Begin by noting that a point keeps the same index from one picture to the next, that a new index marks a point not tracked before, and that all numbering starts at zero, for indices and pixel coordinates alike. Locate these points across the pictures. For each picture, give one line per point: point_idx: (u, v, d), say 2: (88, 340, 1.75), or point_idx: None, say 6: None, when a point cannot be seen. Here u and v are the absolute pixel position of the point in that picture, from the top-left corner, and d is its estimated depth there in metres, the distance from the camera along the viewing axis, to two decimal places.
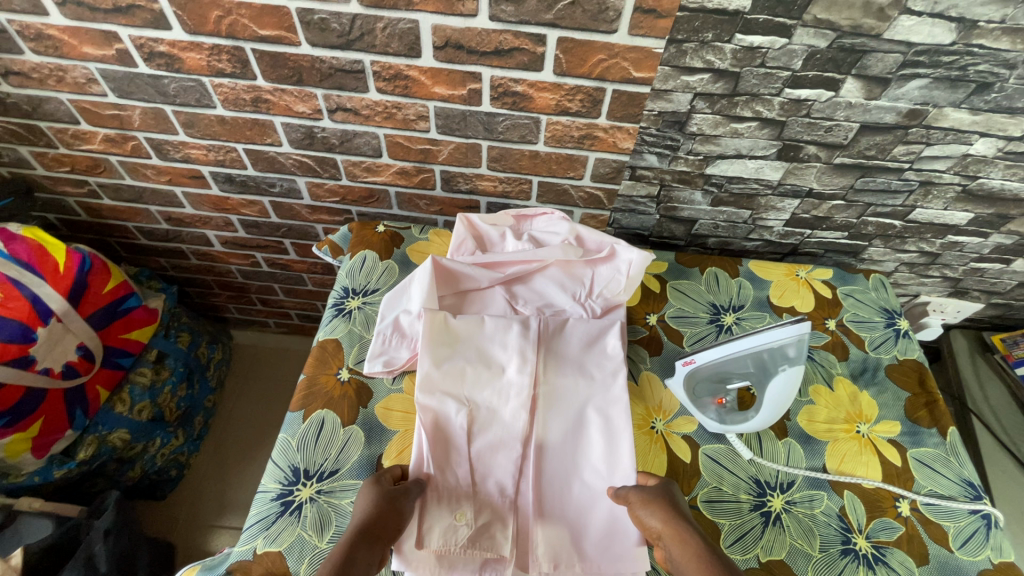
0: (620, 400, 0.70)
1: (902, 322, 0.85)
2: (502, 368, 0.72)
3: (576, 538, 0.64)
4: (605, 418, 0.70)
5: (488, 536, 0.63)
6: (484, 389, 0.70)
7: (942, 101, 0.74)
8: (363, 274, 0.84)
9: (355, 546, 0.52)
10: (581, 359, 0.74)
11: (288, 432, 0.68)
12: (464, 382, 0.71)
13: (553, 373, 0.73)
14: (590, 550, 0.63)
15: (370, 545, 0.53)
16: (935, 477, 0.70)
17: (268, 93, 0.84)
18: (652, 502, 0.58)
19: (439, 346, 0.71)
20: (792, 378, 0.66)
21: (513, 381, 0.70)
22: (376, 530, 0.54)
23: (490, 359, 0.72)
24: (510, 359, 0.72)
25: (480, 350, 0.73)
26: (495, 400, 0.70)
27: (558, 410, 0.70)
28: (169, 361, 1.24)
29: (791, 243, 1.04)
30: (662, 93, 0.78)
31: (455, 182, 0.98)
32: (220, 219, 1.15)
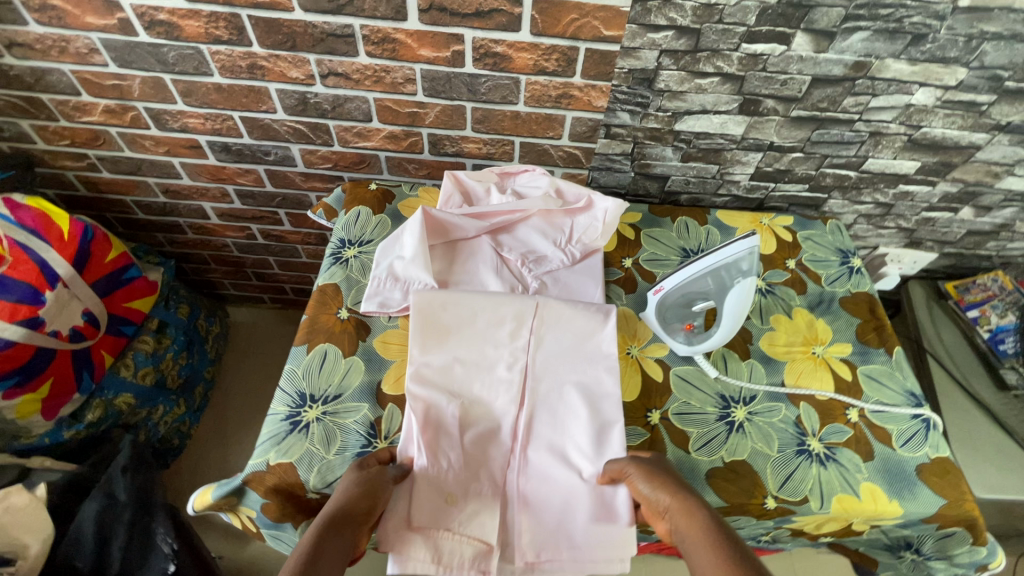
0: (611, 392, 0.72)
1: (855, 260, 0.93)
2: (493, 362, 0.74)
3: (563, 527, 0.66)
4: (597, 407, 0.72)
5: (478, 523, 0.65)
6: (475, 381, 0.73)
7: (883, 53, 0.82)
8: (358, 226, 0.89)
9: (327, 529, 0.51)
10: (575, 351, 0.75)
11: (293, 363, 0.74)
12: (455, 375, 0.73)
13: (544, 365, 0.75)
14: (578, 538, 0.65)
15: (339, 531, 0.52)
16: (882, 389, 0.78)
17: (263, 59, 0.90)
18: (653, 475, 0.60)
19: (431, 338, 0.73)
20: (746, 290, 0.74)
21: (503, 375, 0.73)
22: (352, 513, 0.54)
23: (481, 347, 0.74)
24: (502, 354, 0.74)
25: (472, 340, 0.74)
26: (487, 387, 0.73)
27: (546, 400, 0.73)
28: (169, 330, 1.29)
29: (757, 197, 1.11)
30: (630, 51, 0.84)
31: (442, 145, 1.04)
32: (217, 190, 1.19)
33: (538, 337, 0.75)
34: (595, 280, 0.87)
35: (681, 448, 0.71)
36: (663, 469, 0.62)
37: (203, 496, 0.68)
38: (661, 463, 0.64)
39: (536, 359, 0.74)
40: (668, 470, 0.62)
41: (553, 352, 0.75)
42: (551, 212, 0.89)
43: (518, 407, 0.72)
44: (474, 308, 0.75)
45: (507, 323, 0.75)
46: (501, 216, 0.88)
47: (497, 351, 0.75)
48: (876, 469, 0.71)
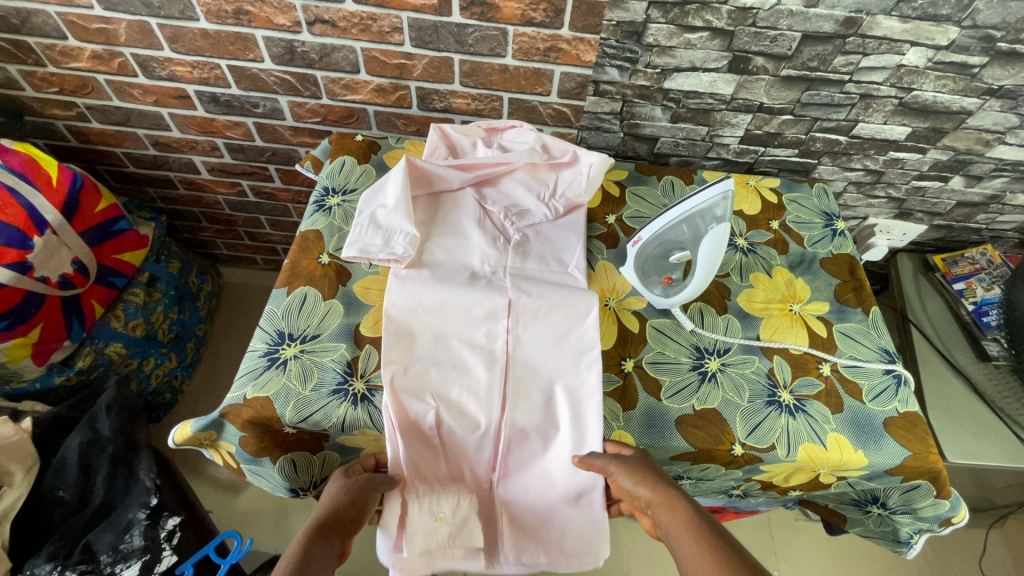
0: (591, 396, 0.70)
1: (839, 223, 0.93)
2: (470, 368, 0.72)
3: (540, 528, 0.69)
4: (576, 411, 0.70)
5: (466, 531, 0.66)
6: (453, 388, 0.70)
7: (874, 9, 0.81)
8: (343, 175, 0.90)
9: (312, 540, 0.54)
10: (554, 354, 0.73)
11: (274, 303, 0.75)
12: (432, 381, 0.70)
13: (524, 371, 0.72)
14: (553, 536, 0.69)
15: (327, 538, 0.55)
16: (856, 346, 0.79)
17: (249, 4, 0.89)
18: (638, 473, 0.62)
19: (403, 345, 0.70)
20: (718, 239, 0.71)
21: (481, 380, 0.71)
22: (334, 524, 0.57)
23: (458, 351, 0.72)
24: (479, 358, 0.72)
25: (446, 345, 0.72)
26: (463, 394, 0.70)
27: (527, 406, 0.71)
28: (160, 284, 1.30)
29: (747, 161, 1.11)
30: (618, 3, 0.83)
31: (430, 100, 1.03)
32: (206, 143, 1.19)
33: (516, 334, 0.73)
34: (577, 234, 0.87)
35: (652, 395, 0.72)
36: (647, 461, 0.64)
37: (182, 429, 0.68)
38: (646, 455, 0.65)
39: (515, 358, 0.72)
40: (653, 463, 0.64)
41: (533, 347, 0.73)
42: (535, 166, 0.88)
43: (497, 411, 0.70)
44: (450, 308, 0.73)
45: (484, 321, 0.74)
46: (485, 168, 0.86)
47: (474, 353, 0.72)
48: (844, 420, 0.72)
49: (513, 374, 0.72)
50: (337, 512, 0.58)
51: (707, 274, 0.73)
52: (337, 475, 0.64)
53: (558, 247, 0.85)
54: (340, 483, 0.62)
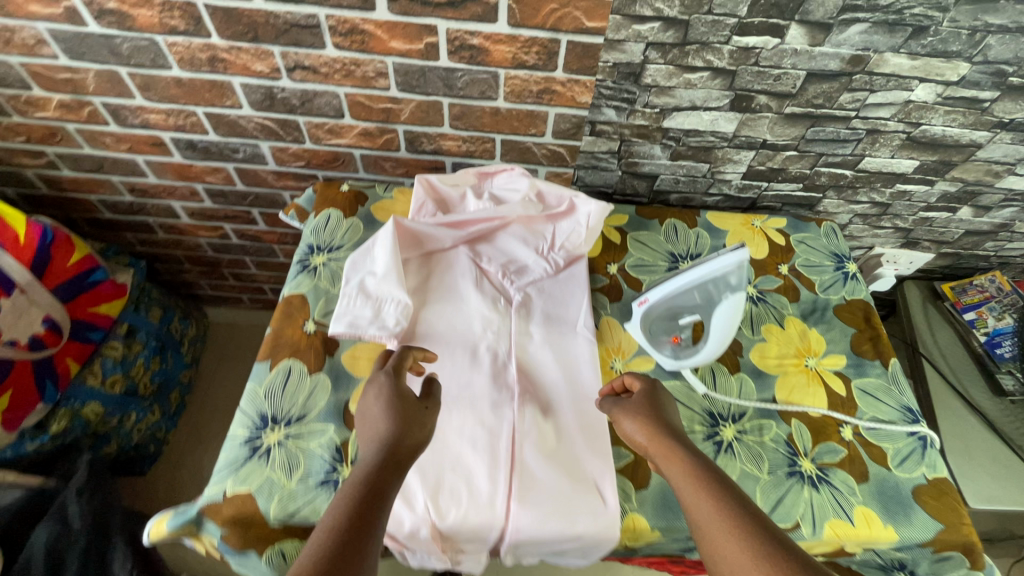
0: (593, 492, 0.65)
1: (850, 265, 0.89)
2: (472, 453, 0.66)
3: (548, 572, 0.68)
4: (581, 503, 0.64)
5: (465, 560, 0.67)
6: (452, 474, 0.64)
7: (882, 46, 0.77)
8: (328, 231, 0.84)
9: (380, 467, 0.52)
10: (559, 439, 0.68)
11: (255, 381, 0.69)
12: (429, 467, 0.65)
13: (527, 453, 0.66)
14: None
15: (393, 464, 0.53)
16: (877, 404, 0.75)
17: (224, 51, 0.84)
18: (640, 418, 0.61)
19: None
20: (735, 305, 0.70)
21: (482, 465, 0.65)
22: (399, 453, 0.54)
23: (452, 438, 0.67)
24: (481, 442, 0.67)
25: (444, 430, 0.67)
26: (456, 485, 0.64)
27: (534, 494, 0.64)
28: (140, 334, 1.23)
29: (749, 196, 1.07)
30: (615, 44, 0.79)
31: (419, 143, 0.99)
32: (186, 189, 1.14)
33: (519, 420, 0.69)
34: (579, 288, 0.82)
35: None
36: (653, 401, 0.63)
37: (157, 527, 0.62)
38: (654, 393, 0.64)
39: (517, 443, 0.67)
40: (659, 400, 0.63)
41: (540, 429, 0.68)
42: (529, 219, 0.85)
43: (503, 500, 0.63)
44: (444, 386, 0.71)
45: (486, 400, 0.70)
46: (477, 224, 0.84)
47: (470, 437, 0.67)
48: (869, 491, 0.68)
49: (517, 457, 0.66)
50: (394, 440, 0.55)
51: (725, 337, 0.72)
52: (375, 384, 0.60)
53: (559, 305, 0.81)
54: (381, 398, 0.59)
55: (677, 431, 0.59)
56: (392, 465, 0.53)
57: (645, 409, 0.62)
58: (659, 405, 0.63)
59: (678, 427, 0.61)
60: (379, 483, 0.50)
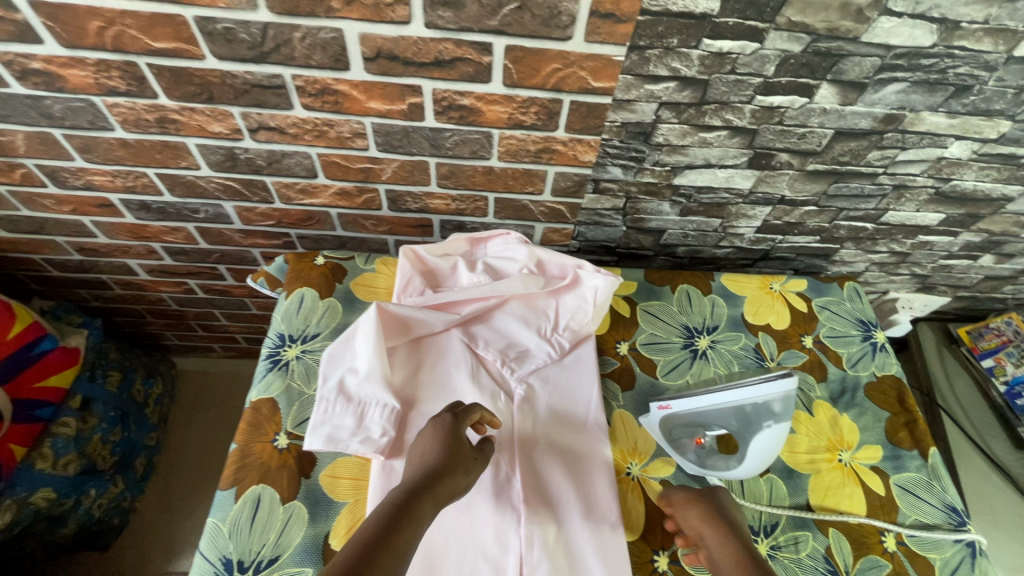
0: None
1: (879, 333, 0.82)
2: None
3: None
4: None
5: None
6: None
7: (919, 105, 0.70)
8: (301, 316, 0.74)
9: (421, 498, 0.52)
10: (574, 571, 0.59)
11: (218, 516, 0.59)
12: None
13: None
14: None
15: (433, 499, 0.53)
16: (919, 504, 0.68)
17: (175, 112, 0.73)
18: (694, 505, 0.58)
19: None
20: (777, 435, 0.61)
21: None
22: (441, 487, 0.54)
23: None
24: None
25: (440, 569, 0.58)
26: None
27: None
28: (97, 406, 1.11)
29: (762, 248, 0.99)
30: (624, 104, 0.70)
31: (403, 202, 0.88)
32: (142, 247, 1.02)
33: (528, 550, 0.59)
34: (587, 375, 0.74)
35: None
36: (720, 488, 0.61)
37: None
38: (721, 480, 0.61)
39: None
40: (725, 489, 0.61)
41: (552, 560, 0.59)
42: (529, 296, 0.76)
43: None
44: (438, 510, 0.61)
45: (489, 524, 0.61)
46: (472, 304, 0.75)
47: (470, 574, 0.58)
48: None
49: None
50: (439, 474, 0.55)
51: (761, 460, 0.64)
52: (435, 421, 0.60)
53: (567, 397, 0.72)
54: (437, 435, 0.58)
55: (738, 524, 0.57)
56: (425, 504, 0.52)
57: (710, 494, 0.59)
58: (723, 491, 0.60)
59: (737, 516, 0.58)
60: (410, 514, 0.50)
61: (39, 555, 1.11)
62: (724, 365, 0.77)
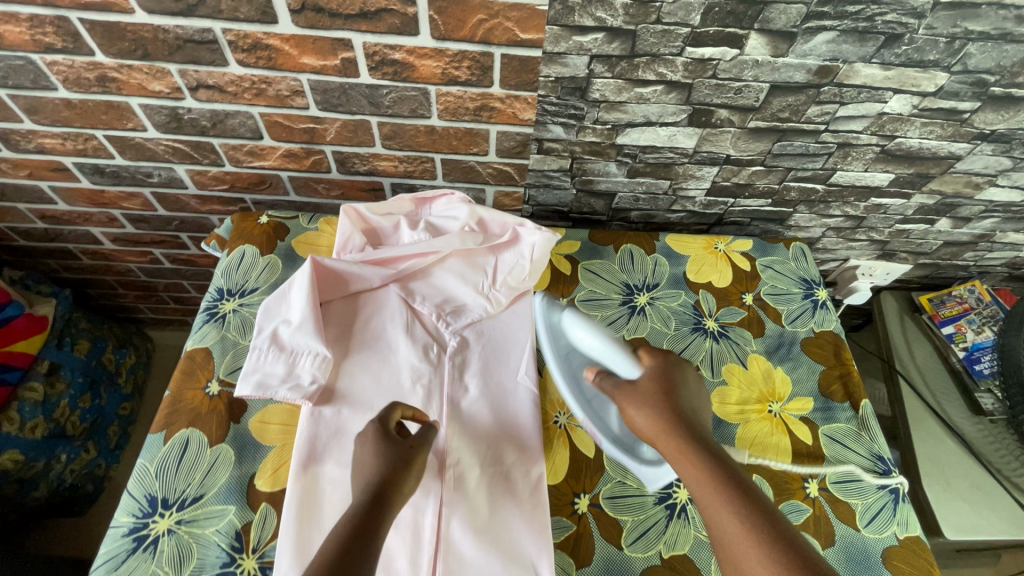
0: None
1: (821, 291, 0.82)
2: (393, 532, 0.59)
3: None
4: None
5: None
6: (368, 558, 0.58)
7: (852, 56, 0.69)
8: (241, 272, 0.75)
9: (372, 507, 0.50)
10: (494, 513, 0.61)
11: (146, 456, 0.61)
12: None
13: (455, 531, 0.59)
14: None
15: (388, 502, 0.52)
16: (846, 453, 0.68)
17: (114, 70, 0.74)
18: (649, 407, 0.58)
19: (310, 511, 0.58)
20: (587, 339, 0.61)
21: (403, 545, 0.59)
22: (390, 489, 0.52)
23: None
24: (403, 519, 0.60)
25: None
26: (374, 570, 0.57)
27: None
28: (64, 372, 1.13)
29: (715, 212, 0.99)
30: (555, 57, 0.70)
31: (351, 164, 0.89)
32: (102, 215, 1.03)
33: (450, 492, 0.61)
34: (523, 329, 0.75)
35: (612, 543, 0.61)
36: (669, 386, 0.61)
37: None
38: (670, 378, 0.61)
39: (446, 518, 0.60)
40: (674, 384, 0.61)
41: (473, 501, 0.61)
42: (467, 253, 0.77)
43: None
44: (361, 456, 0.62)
45: None
46: (409, 260, 0.75)
47: None
48: (836, 557, 0.61)
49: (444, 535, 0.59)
50: (386, 476, 0.53)
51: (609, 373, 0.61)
52: (363, 433, 0.58)
53: (499, 350, 0.73)
54: (374, 441, 0.57)
55: (693, 419, 0.58)
56: (379, 509, 0.50)
57: (660, 395, 0.59)
58: (673, 388, 0.61)
59: (694, 410, 0.59)
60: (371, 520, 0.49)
61: (12, 517, 1.13)
62: (662, 321, 0.77)
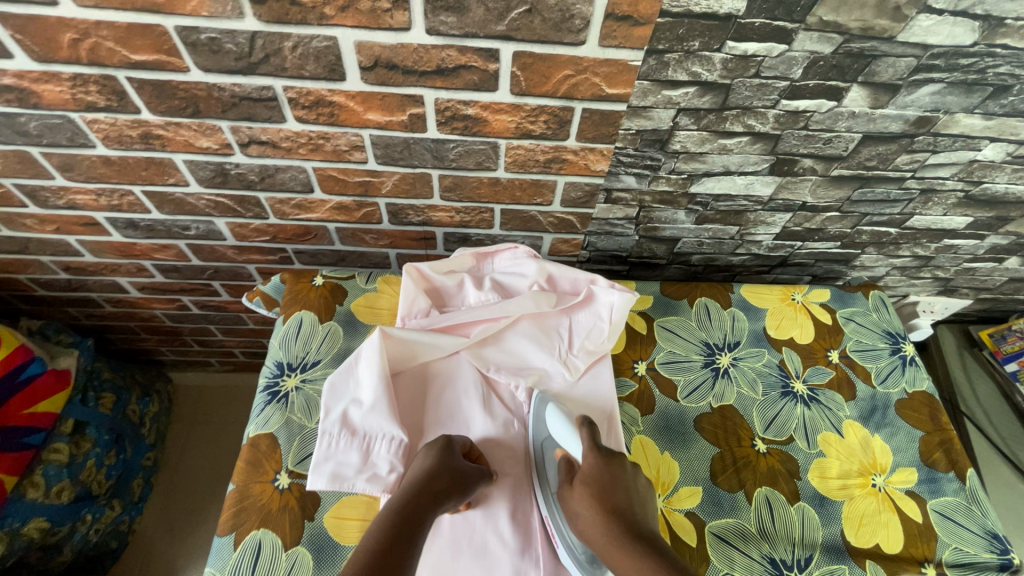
0: None
1: (908, 346, 0.78)
2: None
3: None
4: None
5: None
6: None
7: (954, 107, 0.65)
8: (300, 343, 0.70)
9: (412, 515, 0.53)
10: None
11: (216, 564, 0.56)
12: None
13: None
14: None
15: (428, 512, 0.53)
16: (958, 532, 0.64)
17: (159, 128, 0.68)
18: (590, 508, 0.57)
19: None
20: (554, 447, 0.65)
21: None
22: (433, 501, 0.54)
23: None
24: None
25: None
26: None
27: None
28: (90, 429, 1.06)
29: (780, 255, 0.95)
30: (639, 111, 0.66)
31: (404, 215, 0.84)
32: (131, 265, 0.97)
33: None
34: (604, 399, 0.70)
35: None
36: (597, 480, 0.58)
37: None
38: (598, 472, 0.59)
39: None
40: (615, 478, 0.59)
41: None
42: (540, 314, 0.72)
43: None
44: (450, 550, 0.59)
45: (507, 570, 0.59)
46: (481, 325, 0.71)
47: None
48: None
49: None
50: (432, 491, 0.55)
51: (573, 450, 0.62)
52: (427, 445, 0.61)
53: None
54: (423, 468, 0.58)
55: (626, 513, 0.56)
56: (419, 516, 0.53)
57: (588, 499, 0.57)
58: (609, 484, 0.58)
59: (626, 505, 0.57)
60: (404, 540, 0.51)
61: None
62: (748, 385, 0.73)
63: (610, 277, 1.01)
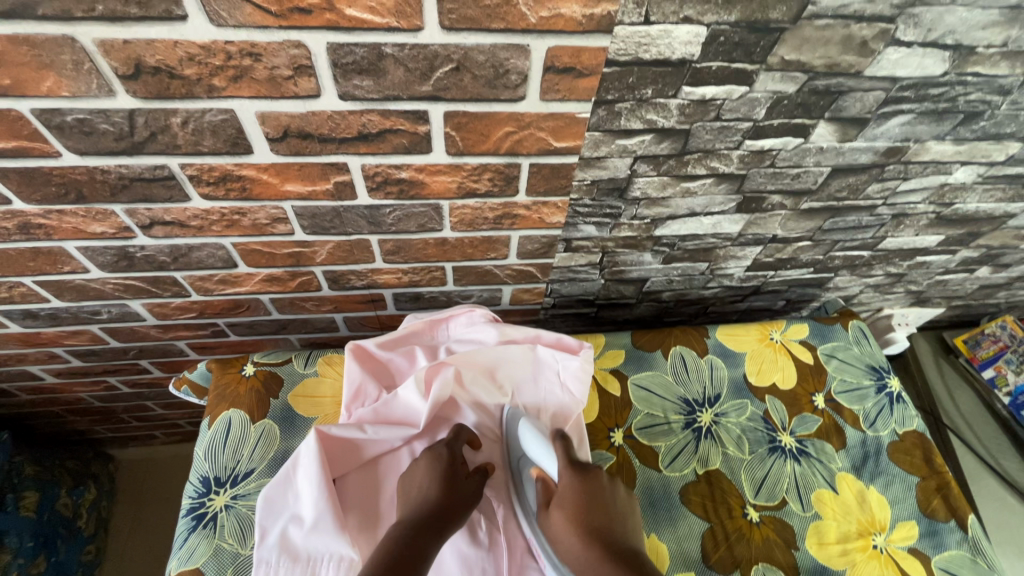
0: None
1: (893, 380, 0.74)
2: None
3: None
4: None
5: None
6: None
7: (925, 135, 0.61)
8: (230, 450, 0.63)
9: (423, 532, 0.50)
10: None
11: None
12: None
13: None
14: None
15: (437, 531, 0.51)
16: None
17: (40, 217, 0.58)
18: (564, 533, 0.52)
19: None
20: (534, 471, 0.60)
21: None
22: (441, 519, 0.52)
23: None
24: None
25: None
26: None
27: None
28: (10, 539, 0.92)
29: (752, 284, 0.90)
30: (593, 161, 0.59)
31: (346, 280, 0.75)
32: (40, 354, 0.85)
33: None
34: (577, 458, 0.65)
35: None
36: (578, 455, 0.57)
37: None
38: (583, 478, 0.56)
39: None
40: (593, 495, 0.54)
41: None
42: (493, 362, 0.67)
43: None
44: None
45: None
46: (437, 378, 0.63)
47: None
48: None
49: None
50: (437, 507, 0.53)
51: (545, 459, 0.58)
52: (431, 453, 0.59)
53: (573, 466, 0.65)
54: (433, 469, 0.57)
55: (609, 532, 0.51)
56: (431, 535, 0.50)
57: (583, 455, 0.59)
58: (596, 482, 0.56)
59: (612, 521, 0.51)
60: (414, 554, 0.48)
61: None
62: (734, 444, 0.68)
63: (579, 319, 0.94)
